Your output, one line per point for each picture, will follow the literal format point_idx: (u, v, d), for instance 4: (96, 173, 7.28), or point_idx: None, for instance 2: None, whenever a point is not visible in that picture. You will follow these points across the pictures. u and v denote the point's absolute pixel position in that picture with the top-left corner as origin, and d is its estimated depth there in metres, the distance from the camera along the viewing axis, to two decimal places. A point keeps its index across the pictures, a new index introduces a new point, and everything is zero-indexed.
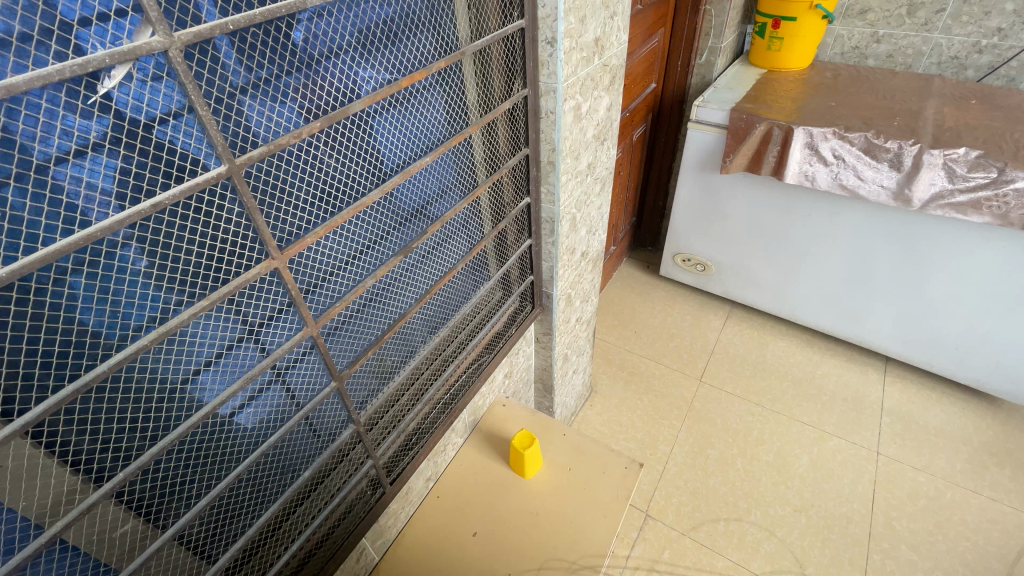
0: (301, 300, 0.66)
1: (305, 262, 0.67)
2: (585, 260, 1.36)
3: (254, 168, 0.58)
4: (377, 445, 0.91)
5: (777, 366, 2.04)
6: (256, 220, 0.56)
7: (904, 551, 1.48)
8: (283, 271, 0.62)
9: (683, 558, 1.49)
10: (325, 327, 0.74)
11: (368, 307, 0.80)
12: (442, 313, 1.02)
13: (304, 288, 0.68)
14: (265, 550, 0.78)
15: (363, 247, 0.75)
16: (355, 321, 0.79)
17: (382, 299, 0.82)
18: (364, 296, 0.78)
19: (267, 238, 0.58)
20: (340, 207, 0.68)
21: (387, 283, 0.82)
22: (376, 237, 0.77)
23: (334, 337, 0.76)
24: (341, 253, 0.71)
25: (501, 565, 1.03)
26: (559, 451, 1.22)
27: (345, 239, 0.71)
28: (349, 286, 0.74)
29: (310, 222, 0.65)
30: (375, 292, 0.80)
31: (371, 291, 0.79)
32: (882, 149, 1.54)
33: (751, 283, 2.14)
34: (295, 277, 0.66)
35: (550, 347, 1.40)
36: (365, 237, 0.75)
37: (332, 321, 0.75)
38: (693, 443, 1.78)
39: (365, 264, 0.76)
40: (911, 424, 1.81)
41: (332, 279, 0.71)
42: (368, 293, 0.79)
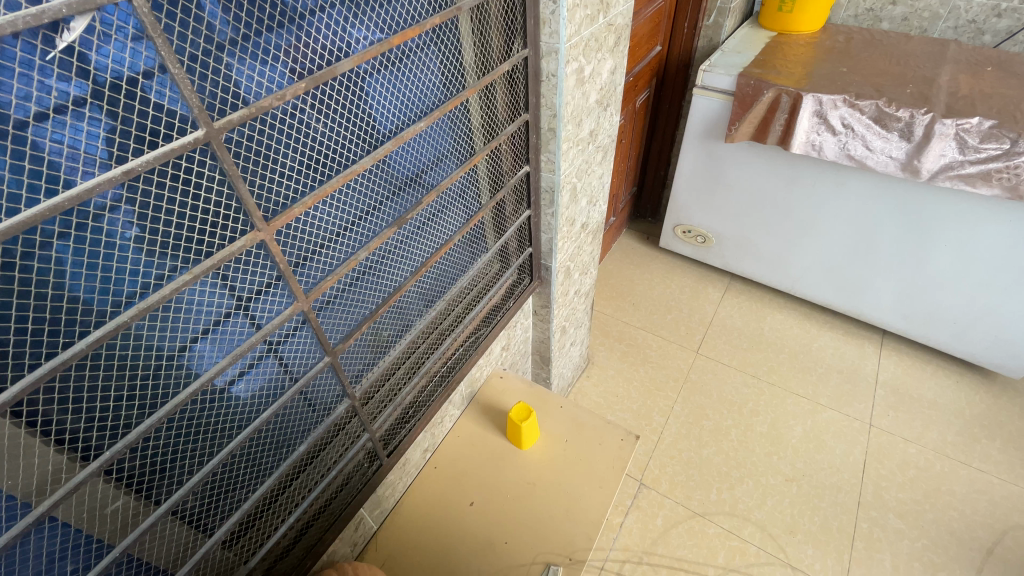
0: (291, 273, 0.63)
1: (294, 234, 0.64)
2: (584, 232, 1.33)
3: (233, 135, 0.54)
4: (374, 418, 0.90)
5: (775, 339, 2.04)
6: (239, 189, 0.53)
7: (892, 520, 1.51)
8: (270, 243, 0.59)
9: (675, 524, 1.53)
10: (318, 301, 0.72)
11: (364, 281, 0.78)
12: (438, 286, 0.99)
13: (295, 262, 0.66)
14: (261, 522, 0.78)
15: (357, 217, 0.72)
16: (351, 294, 0.76)
17: (378, 271, 0.80)
18: (357, 269, 0.75)
19: (251, 208, 0.55)
20: (330, 175, 0.65)
21: (383, 255, 0.79)
22: (370, 207, 0.73)
23: (327, 312, 0.74)
24: (332, 224, 0.69)
25: (497, 533, 1.04)
26: (556, 423, 1.22)
27: (336, 209, 0.68)
28: (342, 258, 0.71)
29: (297, 191, 0.62)
30: (370, 264, 0.78)
31: (366, 263, 0.77)
32: (893, 118, 1.49)
33: (752, 255, 2.11)
34: (283, 250, 0.64)
35: (548, 320, 1.39)
36: (357, 207, 0.71)
37: (325, 295, 0.72)
38: (689, 414, 1.80)
39: (358, 235, 0.73)
40: (906, 396, 1.83)
41: (323, 251, 0.69)
42: (362, 265, 0.76)
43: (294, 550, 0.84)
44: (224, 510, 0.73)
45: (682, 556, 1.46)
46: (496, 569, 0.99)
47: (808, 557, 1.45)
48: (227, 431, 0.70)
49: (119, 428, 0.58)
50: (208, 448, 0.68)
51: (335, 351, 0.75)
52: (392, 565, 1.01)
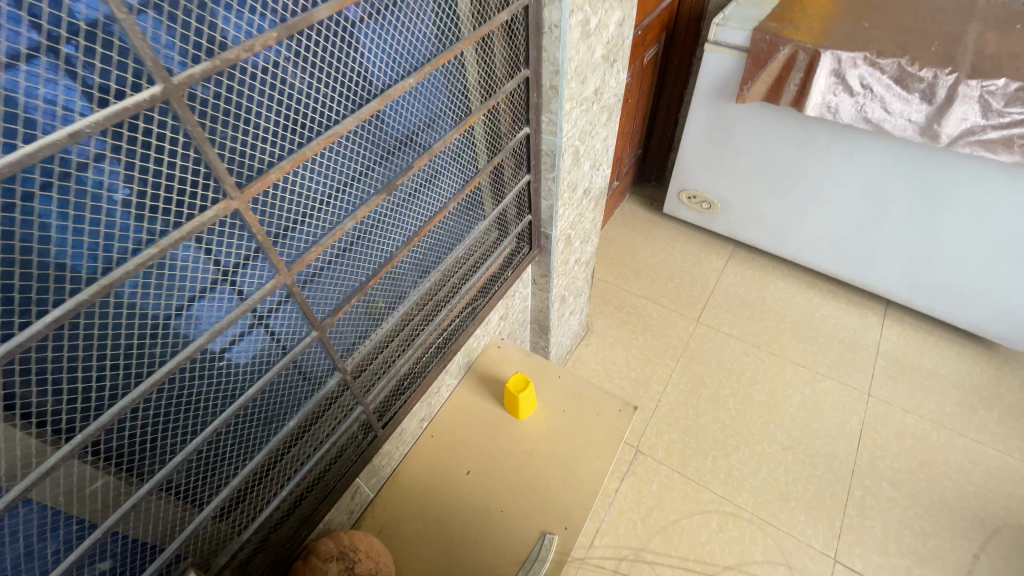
0: (271, 246, 0.60)
1: (274, 201, 0.60)
2: (587, 198, 1.27)
3: (195, 92, 0.48)
4: (367, 391, 0.88)
5: (777, 308, 2.01)
6: (206, 153, 0.49)
7: (885, 488, 1.53)
8: (244, 213, 0.54)
9: (670, 490, 1.55)
10: (302, 276, 0.68)
11: (353, 252, 0.74)
12: (433, 256, 0.95)
13: (275, 233, 0.62)
14: (254, 495, 0.77)
15: (345, 182, 0.67)
16: (339, 265, 0.72)
17: (368, 240, 0.75)
18: (343, 240, 0.71)
19: (221, 173, 0.51)
20: (311, 137, 0.60)
21: (373, 225, 0.75)
22: (357, 171, 0.69)
23: (314, 285, 0.70)
24: (317, 189, 0.64)
25: (493, 501, 1.05)
26: (554, 394, 1.21)
27: (320, 173, 0.63)
28: (327, 227, 0.67)
29: (276, 154, 0.57)
30: (360, 233, 0.73)
31: (355, 233, 0.73)
32: (915, 78, 1.41)
33: (757, 222, 2.06)
34: (262, 219, 0.59)
35: (547, 289, 1.35)
36: (343, 171, 0.66)
37: (308, 269, 0.68)
38: (687, 382, 1.79)
39: (346, 202, 0.68)
40: (906, 366, 1.82)
41: (308, 219, 0.64)
42: (350, 234, 0.72)
43: (289, 521, 0.83)
44: (215, 486, 0.71)
45: (677, 521, 1.49)
46: (493, 536, 1.00)
47: (801, 523, 1.47)
48: (214, 405, 0.67)
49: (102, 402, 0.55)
50: (195, 422, 0.65)
51: (322, 325, 0.72)
52: (388, 532, 1.01)
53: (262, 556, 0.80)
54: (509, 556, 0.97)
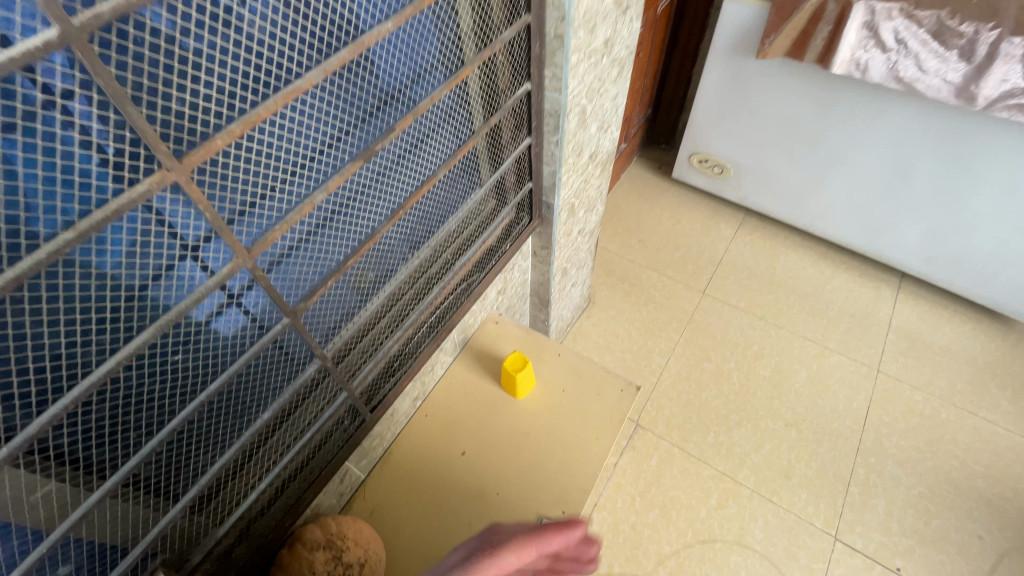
0: (225, 229, 0.52)
1: (230, 171, 0.51)
2: (593, 163, 1.18)
3: (105, 36, 0.39)
4: (353, 375, 0.82)
5: (787, 280, 1.94)
6: (128, 113, 0.40)
7: (890, 466, 1.50)
8: (186, 186, 0.46)
9: (670, 466, 1.53)
10: (267, 259, 0.61)
11: (330, 227, 0.66)
12: (424, 228, 0.87)
13: (237, 211, 0.54)
14: (232, 486, 0.71)
15: (315, 147, 0.59)
16: (314, 243, 0.65)
17: (346, 213, 0.67)
18: (316, 214, 0.63)
19: (152, 139, 0.42)
20: (268, 92, 0.51)
21: (352, 196, 0.67)
22: (329, 133, 0.60)
23: (284, 266, 0.63)
24: (280, 155, 0.56)
25: (489, 484, 1.01)
26: (554, 372, 1.15)
27: (284, 136, 0.55)
28: (294, 199, 0.59)
29: (227, 115, 0.49)
30: (337, 206, 0.65)
31: (331, 207, 0.65)
32: (954, 34, 1.28)
33: (771, 189, 1.95)
34: (214, 191, 0.51)
35: (548, 262, 1.28)
36: (311, 134, 0.58)
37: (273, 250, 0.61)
38: (690, 356, 1.74)
39: (316, 169, 0.60)
40: (917, 341, 1.76)
41: (271, 190, 0.56)
42: (325, 207, 0.64)
43: (272, 509, 0.78)
44: (186, 479, 0.65)
45: (675, 497, 1.47)
46: (487, 520, 0.96)
47: (802, 501, 1.45)
48: (179, 394, 0.60)
49: (49, 394, 0.48)
50: (158, 413, 0.59)
51: (296, 310, 0.65)
52: (380, 514, 0.97)
53: (245, 546, 0.75)
54: None
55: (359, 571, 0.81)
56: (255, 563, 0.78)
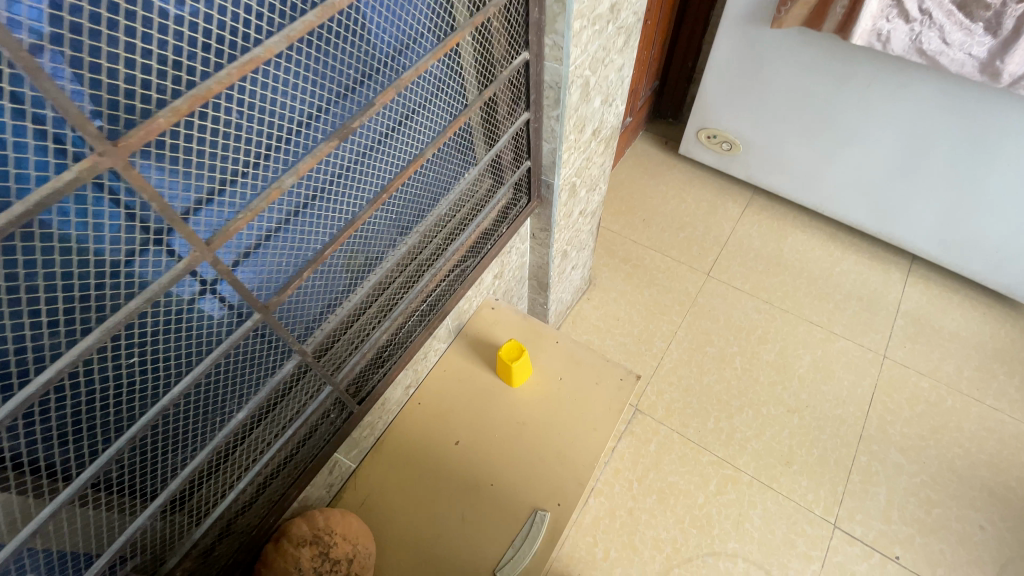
0: (178, 219, 0.47)
1: (187, 156, 0.47)
2: (596, 140, 1.11)
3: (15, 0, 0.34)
4: (338, 367, 0.77)
5: (794, 262, 1.88)
6: (44, 88, 0.35)
7: (892, 454, 1.48)
8: (126, 173, 0.41)
9: (669, 451, 1.50)
10: (231, 254, 0.55)
11: (306, 215, 0.60)
12: (413, 211, 0.81)
13: (197, 200, 0.49)
14: (208, 487, 0.68)
15: (282, 126, 0.54)
16: (288, 231, 0.60)
17: (322, 200, 0.61)
18: (289, 201, 0.58)
19: (79, 118, 0.37)
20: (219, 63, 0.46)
21: (328, 180, 0.61)
22: (299, 111, 0.54)
23: (255, 259, 0.58)
24: (243, 136, 0.50)
25: (482, 475, 0.98)
26: (552, 360, 1.11)
27: (245, 114, 0.50)
28: (261, 184, 0.54)
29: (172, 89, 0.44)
30: (312, 193, 0.60)
31: (306, 193, 0.59)
32: (980, 5, 1.19)
33: (781, 167, 1.88)
34: (166, 178, 0.46)
35: (547, 244, 1.22)
36: (276, 110, 0.52)
37: (239, 245, 0.56)
38: (692, 340, 1.70)
39: (285, 150, 0.55)
40: (925, 327, 1.72)
41: (232, 174, 0.51)
42: (298, 193, 0.58)
43: (254, 507, 0.76)
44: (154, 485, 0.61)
45: (674, 483, 1.45)
46: (481, 512, 0.94)
47: (802, 488, 1.43)
48: (139, 397, 0.55)
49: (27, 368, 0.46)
50: (117, 417, 0.54)
51: (268, 306, 0.60)
52: (371, 505, 0.95)
53: (227, 542, 0.73)
54: (499, 533, 0.92)
55: (347, 567, 0.79)
56: (238, 561, 0.76)
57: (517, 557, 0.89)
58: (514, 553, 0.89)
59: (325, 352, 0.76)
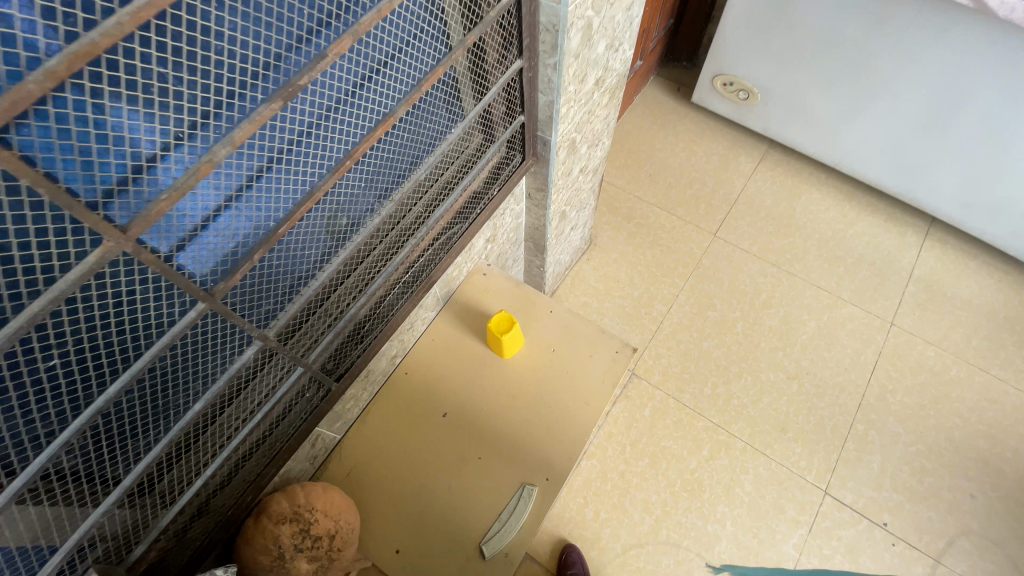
0: (82, 208, 0.39)
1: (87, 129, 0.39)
2: (599, 91, 1.00)
3: None
4: (310, 347, 0.72)
5: (806, 223, 1.79)
6: None
7: (890, 423, 1.46)
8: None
9: (663, 416, 1.49)
10: (166, 243, 0.48)
11: (257, 188, 0.53)
12: (392, 175, 0.73)
13: (120, 179, 0.43)
14: (177, 471, 0.65)
15: (218, 87, 0.45)
16: (238, 208, 0.53)
17: (275, 170, 0.54)
18: (235, 176, 0.51)
19: None
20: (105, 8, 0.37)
21: (281, 148, 0.53)
22: (235, 69, 0.46)
23: (201, 242, 0.51)
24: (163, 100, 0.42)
25: (470, 447, 0.96)
26: (545, 331, 1.06)
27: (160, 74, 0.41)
28: (195, 157, 0.46)
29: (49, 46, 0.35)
30: (263, 163, 0.53)
31: (255, 164, 0.52)
32: None
33: (801, 119, 1.74)
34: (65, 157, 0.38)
35: (544, 205, 1.13)
36: (206, 68, 0.44)
37: (176, 231, 0.49)
38: (694, 303, 1.64)
39: (225, 116, 0.46)
40: (937, 294, 1.65)
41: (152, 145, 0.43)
42: (245, 165, 0.51)
43: (230, 486, 0.73)
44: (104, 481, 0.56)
45: (666, 447, 1.45)
46: (468, 486, 0.93)
47: (795, 455, 1.42)
48: (70, 393, 0.48)
49: None
50: (48, 418, 0.47)
51: (214, 294, 0.53)
52: (356, 475, 0.94)
53: (202, 523, 0.72)
54: (485, 507, 0.91)
55: (329, 543, 0.78)
56: (214, 541, 0.74)
57: (503, 531, 0.88)
58: (501, 527, 0.89)
59: (294, 332, 0.70)
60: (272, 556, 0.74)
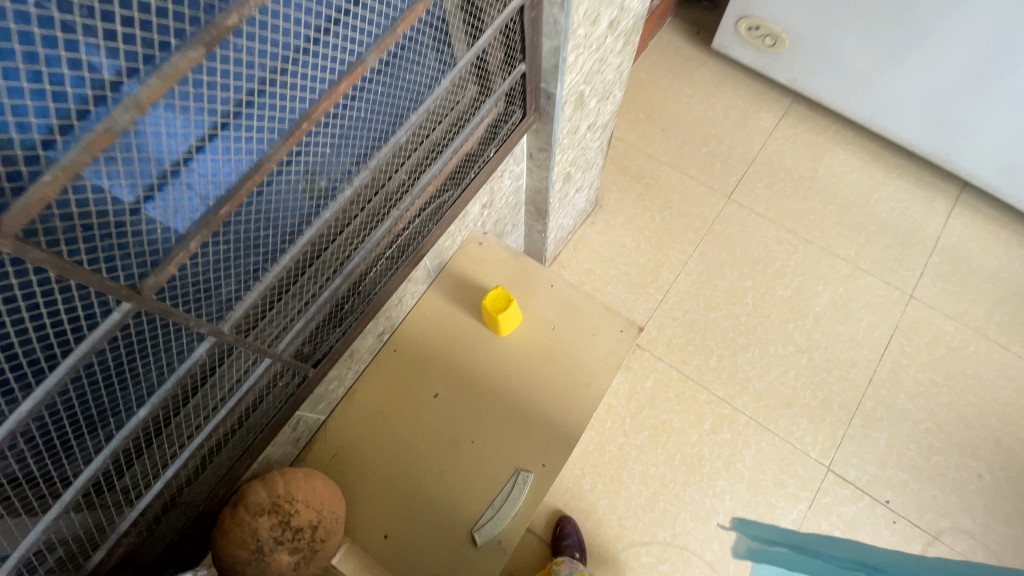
0: None
1: None
2: (612, 36, 0.87)
3: None
4: (280, 334, 0.64)
5: (827, 185, 1.67)
6: None
7: (901, 400, 1.40)
8: None
9: (666, 389, 1.44)
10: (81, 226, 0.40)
11: (201, 158, 0.45)
12: (369, 136, 0.62)
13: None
14: (133, 472, 0.59)
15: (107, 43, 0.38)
16: (179, 183, 0.45)
17: (221, 137, 0.46)
18: (172, 147, 0.43)
19: None
20: None
21: (226, 109, 0.45)
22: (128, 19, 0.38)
23: (135, 226, 0.43)
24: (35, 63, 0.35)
25: (462, 431, 0.90)
26: (544, 307, 0.98)
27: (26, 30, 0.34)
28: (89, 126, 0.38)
29: None
30: (206, 129, 0.44)
31: (196, 131, 0.44)
32: None
33: (831, 70, 1.59)
34: None
35: (546, 167, 1.03)
36: (89, 21, 0.37)
37: (100, 215, 0.41)
38: (704, 271, 1.55)
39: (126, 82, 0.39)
40: (962, 265, 1.56)
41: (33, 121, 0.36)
42: (183, 132, 0.43)
43: (203, 477, 0.68)
44: (44, 501, 0.49)
45: (667, 420, 1.40)
46: (460, 471, 0.88)
47: (800, 430, 1.38)
48: None
49: None
50: None
51: (143, 292, 0.44)
52: (343, 458, 0.89)
53: (173, 517, 0.66)
54: (477, 492, 0.86)
55: (312, 534, 0.73)
56: (187, 535, 0.69)
57: (497, 518, 0.84)
58: (493, 514, 0.84)
59: (260, 318, 0.61)
60: (250, 550, 0.69)
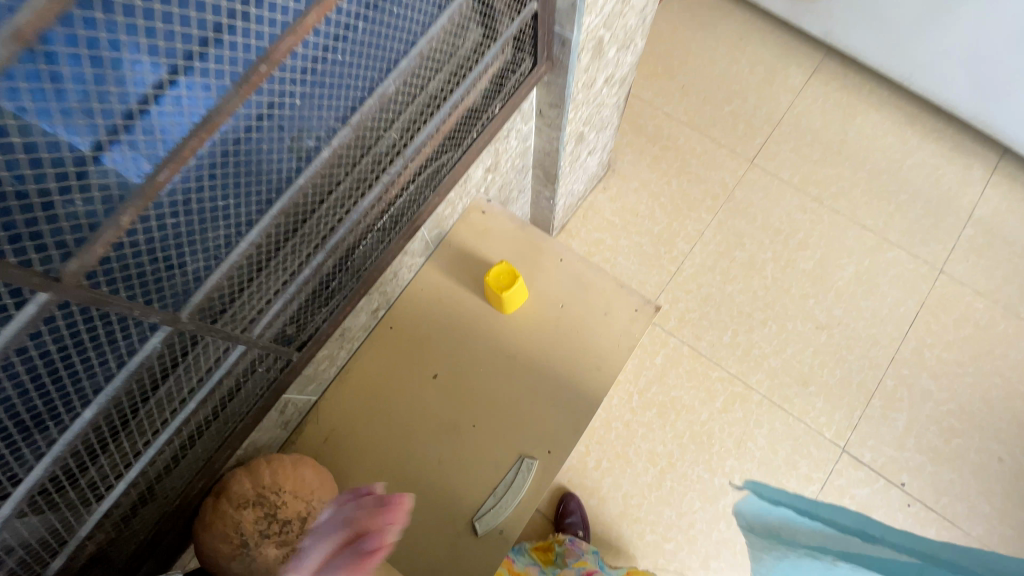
0: None
1: None
2: None
3: None
4: (255, 317, 0.57)
5: (857, 150, 1.55)
6: None
7: (923, 380, 1.34)
8: None
9: (676, 365, 1.37)
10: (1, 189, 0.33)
11: (156, 111, 0.38)
12: (355, 87, 0.53)
13: None
14: (93, 477, 0.51)
15: None
16: (135, 141, 0.38)
17: (180, 85, 0.39)
18: (119, 96, 0.36)
19: None
20: None
21: (182, 51, 0.38)
22: None
23: (72, 196, 0.37)
24: None
25: (463, 414, 0.84)
26: (553, 282, 0.90)
27: None
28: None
29: None
30: (161, 74, 0.38)
31: (150, 76, 0.37)
32: None
33: (870, 21, 1.44)
34: None
35: (557, 126, 0.92)
36: None
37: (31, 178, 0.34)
38: (721, 241, 1.46)
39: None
40: (997, 239, 1.46)
41: None
42: (134, 77, 0.36)
43: (180, 469, 0.62)
44: None
45: (677, 397, 1.35)
46: (460, 457, 0.82)
47: (816, 410, 1.33)
48: None
49: None
50: None
51: (63, 281, 0.36)
52: (336, 441, 0.83)
53: (150, 510, 0.61)
54: (479, 480, 0.81)
55: (302, 526, 0.68)
56: (165, 529, 0.64)
57: (498, 507, 0.79)
58: (495, 503, 0.79)
59: (233, 301, 0.54)
60: (234, 544, 0.64)
